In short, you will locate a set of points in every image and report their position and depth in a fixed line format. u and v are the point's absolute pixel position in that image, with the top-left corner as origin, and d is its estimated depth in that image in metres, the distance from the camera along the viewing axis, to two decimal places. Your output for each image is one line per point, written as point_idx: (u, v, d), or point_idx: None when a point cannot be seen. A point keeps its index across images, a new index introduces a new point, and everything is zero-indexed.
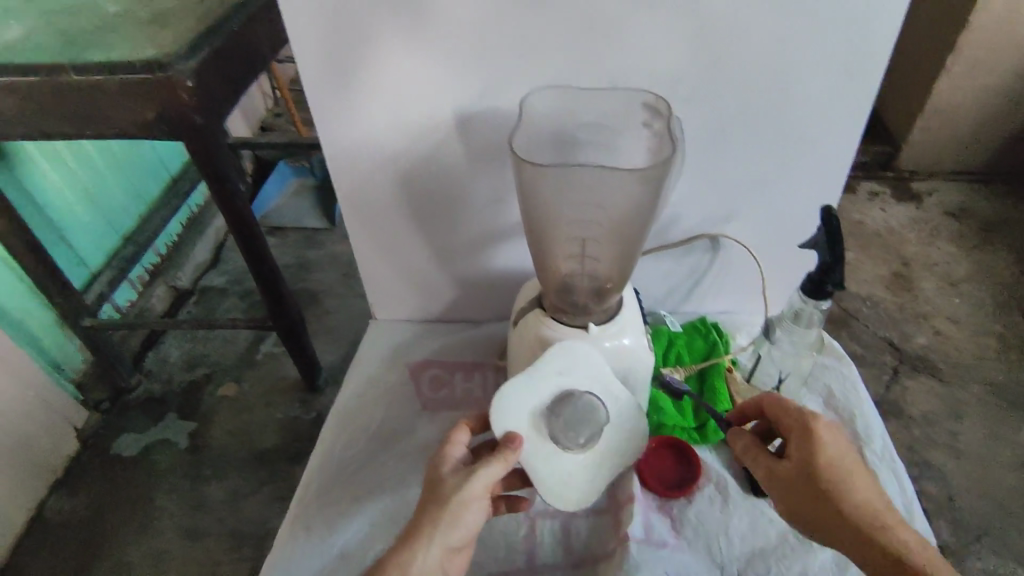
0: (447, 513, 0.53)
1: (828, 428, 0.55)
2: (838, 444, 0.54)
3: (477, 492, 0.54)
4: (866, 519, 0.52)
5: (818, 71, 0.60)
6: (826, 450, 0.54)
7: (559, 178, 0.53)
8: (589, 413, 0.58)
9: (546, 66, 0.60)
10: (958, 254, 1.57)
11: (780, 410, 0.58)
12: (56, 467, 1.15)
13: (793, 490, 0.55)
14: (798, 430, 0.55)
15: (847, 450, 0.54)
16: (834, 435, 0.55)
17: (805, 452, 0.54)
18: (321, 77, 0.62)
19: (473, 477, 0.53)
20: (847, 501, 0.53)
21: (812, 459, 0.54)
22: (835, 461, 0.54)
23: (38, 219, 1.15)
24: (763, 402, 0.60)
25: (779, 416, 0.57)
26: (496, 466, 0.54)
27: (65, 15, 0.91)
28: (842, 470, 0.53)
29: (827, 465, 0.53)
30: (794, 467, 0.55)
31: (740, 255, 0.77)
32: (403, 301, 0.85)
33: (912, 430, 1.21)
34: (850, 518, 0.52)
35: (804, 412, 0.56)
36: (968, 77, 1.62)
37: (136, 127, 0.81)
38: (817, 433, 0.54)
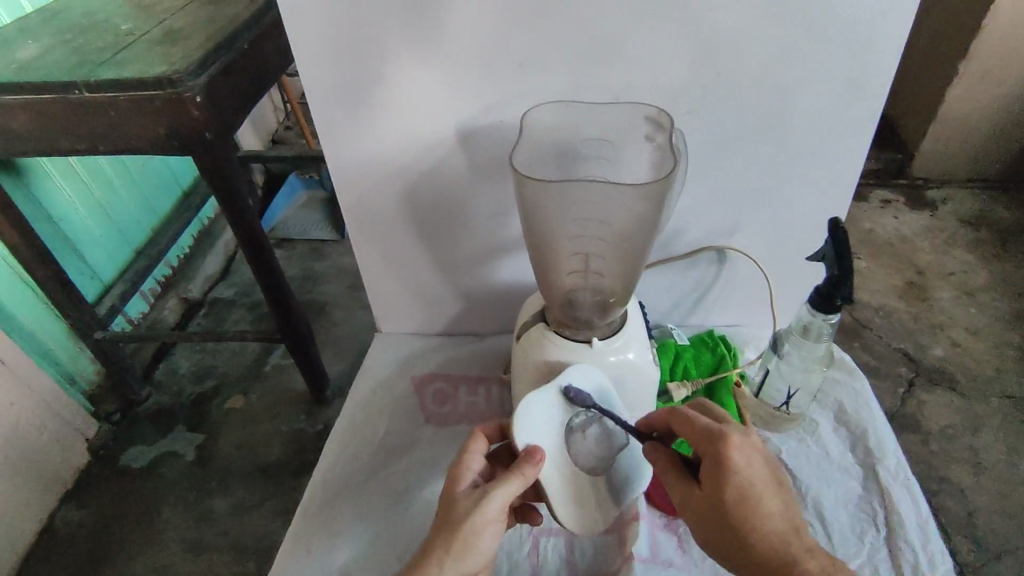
0: (462, 537, 0.52)
1: (741, 451, 0.51)
2: (751, 468, 0.51)
3: (496, 511, 0.53)
4: (775, 546, 0.50)
5: (825, 82, 0.59)
6: (736, 478, 0.50)
7: (561, 193, 0.53)
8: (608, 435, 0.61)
9: (547, 80, 0.60)
10: (974, 263, 1.54)
11: (690, 429, 0.54)
12: (66, 479, 1.16)
13: (702, 517, 0.52)
14: (708, 454, 0.52)
15: (760, 473, 0.51)
16: (746, 459, 0.51)
17: (715, 480, 0.51)
18: (324, 93, 0.63)
19: (489, 497, 0.52)
20: (755, 530, 0.50)
21: (722, 487, 0.51)
22: (746, 489, 0.50)
23: (52, 233, 1.17)
24: (674, 419, 0.55)
25: (689, 435, 0.54)
26: (514, 482, 0.53)
27: (79, 33, 0.93)
28: (752, 496, 0.51)
29: (737, 493, 0.50)
30: (705, 495, 0.52)
31: (747, 268, 0.76)
32: (407, 314, 0.84)
33: (928, 444, 1.18)
34: (759, 547, 0.50)
35: (715, 432, 0.52)
36: (982, 84, 1.60)
37: (145, 142, 0.82)
38: (727, 460, 0.51)
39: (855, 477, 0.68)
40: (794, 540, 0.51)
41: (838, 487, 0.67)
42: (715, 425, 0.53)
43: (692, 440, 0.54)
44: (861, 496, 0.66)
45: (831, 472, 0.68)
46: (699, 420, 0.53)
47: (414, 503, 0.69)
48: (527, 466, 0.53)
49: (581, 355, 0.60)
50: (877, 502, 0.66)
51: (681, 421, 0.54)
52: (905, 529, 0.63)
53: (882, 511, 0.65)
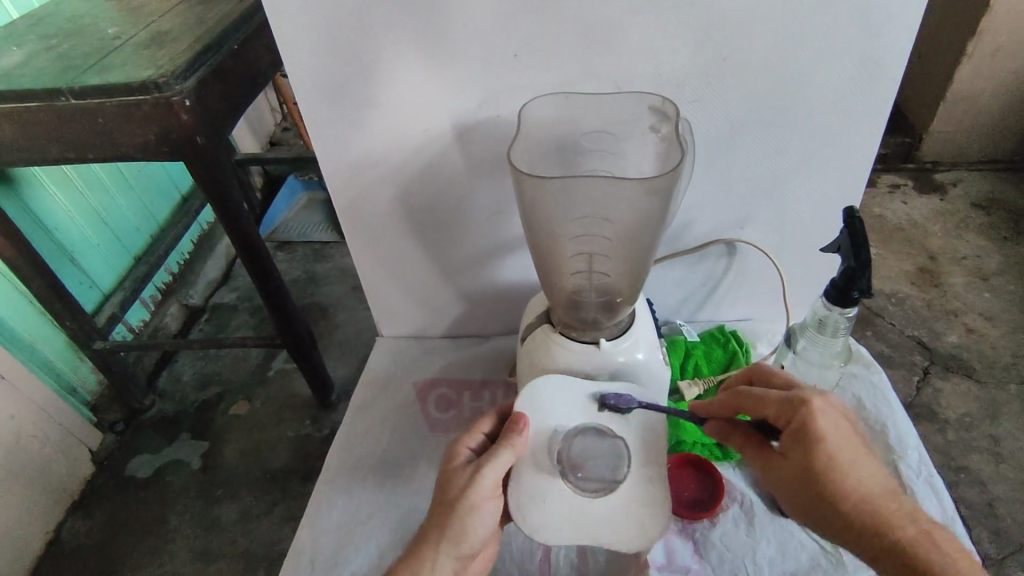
0: (458, 514, 0.52)
1: (824, 414, 0.49)
2: (836, 431, 0.48)
3: (492, 484, 0.52)
4: (874, 509, 0.48)
5: (836, 66, 0.56)
6: (824, 443, 0.48)
7: (562, 190, 0.51)
8: (615, 458, 0.55)
9: (545, 73, 0.58)
10: (987, 247, 1.50)
11: (765, 401, 0.51)
12: (70, 490, 1.15)
13: (795, 488, 0.50)
14: (790, 423, 0.49)
15: (845, 436, 0.49)
16: (833, 423, 0.49)
17: (802, 449, 0.49)
18: (315, 92, 0.60)
19: (482, 470, 0.52)
20: (849, 496, 0.48)
21: (810, 454, 0.48)
22: (834, 452, 0.48)
23: (47, 243, 1.15)
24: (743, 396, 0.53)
25: (764, 408, 0.51)
26: (505, 454, 0.53)
27: (65, 38, 0.91)
28: (842, 460, 0.48)
29: (826, 459, 0.48)
30: (793, 464, 0.50)
31: (758, 260, 0.74)
32: (409, 318, 0.82)
33: (945, 434, 1.16)
34: (855, 512, 0.48)
35: (793, 401, 0.50)
36: (992, 63, 1.56)
37: (136, 148, 0.80)
38: (810, 426, 0.48)
39: None
40: (891, 502, 0.48)
41: None
42: (791, 394, 0.50)
43: (768, 413, 0.51)
44: None
45: None
46: (773, 393, 0.51)
47: (420, 513, 0.67)
48: (516, 437, 0.54)
49: (589, 356, 0.58)
50: None
51: (751, 397, 0.52)
52: None
53: None
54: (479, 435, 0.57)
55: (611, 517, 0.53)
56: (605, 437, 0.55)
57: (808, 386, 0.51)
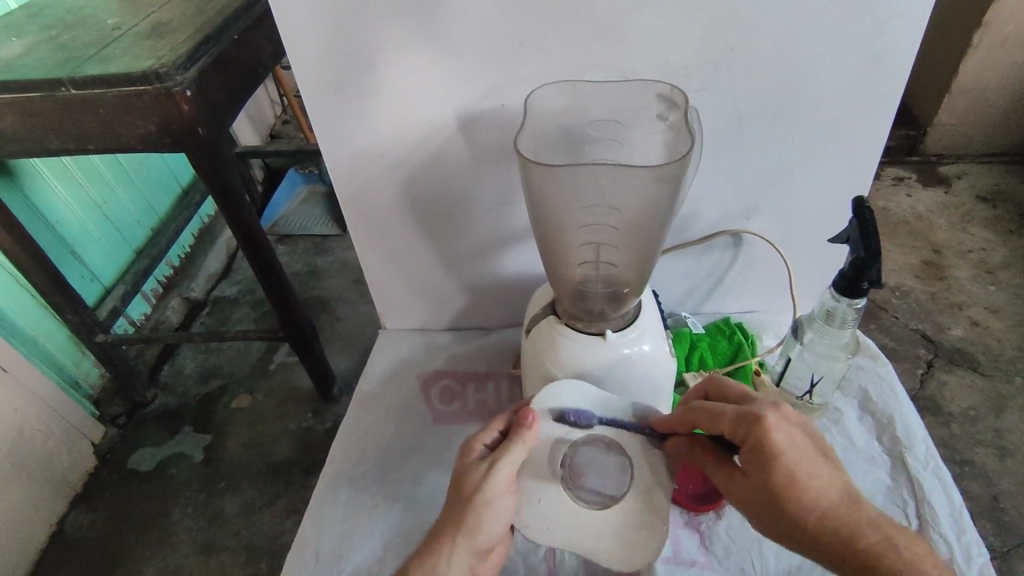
0: (474, 510, 0.52)
1: (779, 429, 0.48)
2: (792, 445, 0.48)
3: (506, 479, 0.52)
4: (835, 521, 0.47)
5: (846, 54, 0.55)
6: (782, 459, 0.47)
7: (569, 179, 0.50)
8: (617, 474, 0.56)
9: (550, 62, 0.57)
10: (991, 240, 1.49)
11: (721, 419, 0.50)
12: (73, 484, 1.15)
13: (755, 506, 0.49)
14: (747, 440, 0.48)
15: (801, 448, 0.48)
16: (787, 436, 0.48)
17: (760, 466, 0.48)
18: (317, 82, 0.60)
19: (496, 465, 0.52)
20: (808, 510, 0.47)
21: (768, 471, 0.47)
22: (793, 468, 0.47)
23: (47, 236, 1.14)
24: (698, 414, 0.52)
25: (721, 426, 0.50)
26: (517, 449, 0.52)
27: (64, 29, 0.90)
28: (800, 476, 0.47)
29: (784, 476, 0.47)
30: (753, 482, 0.49)
31: (765, 252, 0.73)
32: (412, 310, 0.82)
33: (949, 427, 1.15)
34: (819, 526, 0.47)
35: (748, 416, 0.49)
36: (998, 54, 1.55)
37: (137, 139, 0.79)
38: (767, 441, 0.47)
39: (883, 467, 0.65)
40: (852, 512, 0.47)
41: (865, 477, 0.64)
42: (745, 410, 0.49)
43: (725, 430, 0.50)
44: (891, 486, 0.63)
45: (857, 461, 0.65)
46: (728, 410, 0.50)
47: (425, 505, 0.67)
48: (527, 432, 0.53)
49: (595, 348, 0.57)
50: (907, 493, 0.63)
51: (707, 414, 0.51)
52: (938, 521, 0.60)
53: (913, 503, 0.62)
54: (495, 434, 0.56)
55: (602, 528, 0.55)
56: (614, 453, 0.56)
57: (763, 400, 0.51)
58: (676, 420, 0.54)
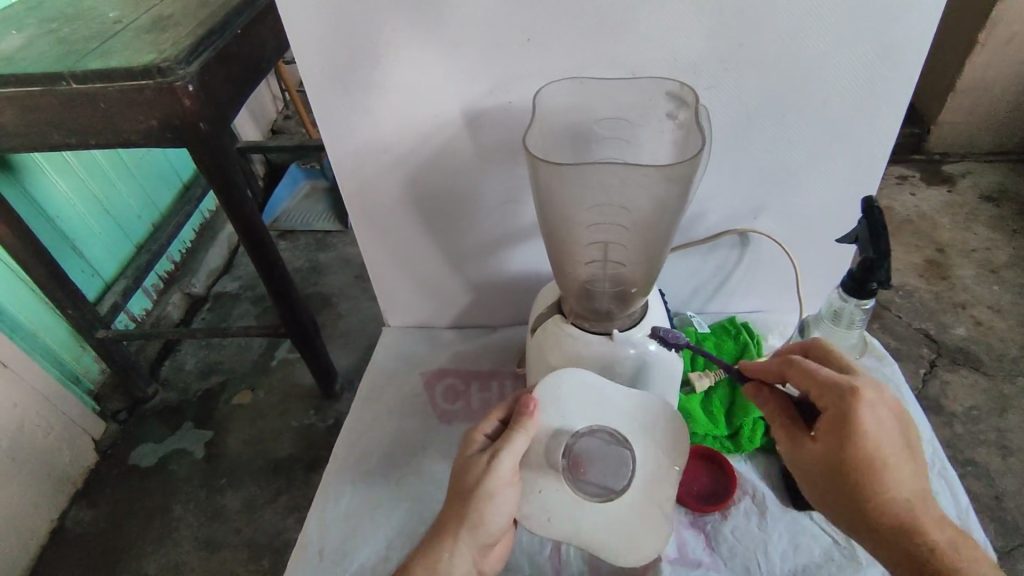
0: (475, 503, 0.51)
1: (873, 408, 0.47)
2: (880, 427, 0.47)
3: (508, 470, 0.52)
4: (898, 513, 0.47)
5: (858, 52, 0.55)
6: (865, 436, 0.46)
7: (577, 177, 0.50)
8: (620, 468, 0.55)
9: (558, 59, 0.56)
10: (995, 239, 1.49)
11: (811, 378, 0.49)
12: (73, 479, 1.14)
13: (817, 472, 0.49)
14: (834, 408, 0.48)
15: (888, 433, 0.47)
16: (877, 417, 0.47)
17: (839, 437, 0.47)
18: (322, 78, 0.59)
19: (498, 455, 0.52)
20: (875, 493, 0.47)
21: (847, 443, 0.47)
22: (874, 448, 0.47)
23: (48, 231, 1.14)
24: (789, 369, 0.51)
25: (812, 387, 0.49)
26: (519, 438, 0.52)
27: (65, 22, 0.89)
28: (879, 458, 0.47)
29: (863, 454, 0.46)
30: (822, 450, 0.49)
31: (771, 251, 0.73)
32: (416, 308, 0.82)
33: (952, 427, 1.15)
34: (878, 511, 0.47)
35: (843, 386, 0.47)
36: (1004, 52, 1.54)
37: (138, 134, 0.78)
38: (856, 416, 0.46)
39: None
40: (920, 509, 0.47)
41: None
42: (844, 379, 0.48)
43: (815, 393, 0.49)
44: None
45: None
46: (823, 372, 0.49)
47: (428, 503, 0.67)
48: (529, 420, 0.53)
49: (601, 347, 0.57)
50: None
51: (802, 372, 0.50)
52: None
53: None
54: (495, 425, 0.56)
55: (603, 524, 0.54)
56: (616, 447, 0.56)
57: (867, 374, 0.49)
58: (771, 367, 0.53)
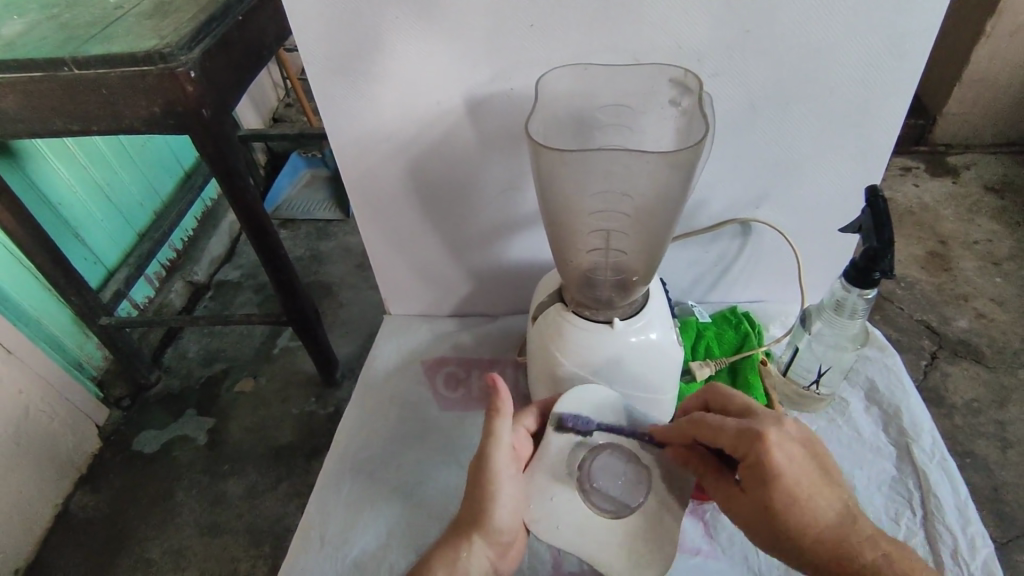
0: (483, 493, 0.52)
1: (778, 448, 0.48)
2: (792, 463, 0.48)
3: (504, 467, 0.52)
4: (837, 542, 0.47)
5: (865, 39, 0.54)
6: (781, 477, 0.47)
7: (580, 164, 0.49)
8: (633, 486, 0.55)
9: (562, 45, 0.56)
10: (998, 231, 1.48)
11: (720, 433, 0.51)
12: (78, 465, 1.15)
13: (753, 521, 0.50)
14: (747, 455, 0.49)
15: (801, 467, 0.48)
16: (786, 454, 0.48)
17: (759, 481, 0.48)
18: (323, 63, 0.59)
19: (489, 445, 0.52)
20: (807, 529, 0.47)
21: (768, 489, 0.48)
22: (791, 488, 0.47)
23: (49, 218, 1.13)
24: (697, 429, 0.53)
25: (721, 440, 0.51)
26: (499, 423, 0.52)
27: (67, 8, 0.89)
28: (798, 495, 0.48)
29: (783, 493, 0.48)
30: (750, 499, 0.50)
31: (773, 240, 0.72)
32: (417, 296, 0.82)
33: (952, 419, 1.15)
34: (816, 543, 0.47)
35: (748, 433, 0.49)
36: (1011, 43, 1.52)
37: (140, 120, 0.78)
38: (767, 459, 0.48)
39: (888, 457, 0.65)
40: (853, 531, 0.48)
41: (870, 467, 0.64)
42: (747, 425, 0.50)
43: (726, 445, 0.51)
44: (896, 476, 0.63)
45: (864, 452, 0.65)
46: (727, 424, 0.50)
47: (428, 490, 0.67)
48: (504, 404, 0.52)
49: (601, 337, 0.57)
50: (912, 483, 0.63)
51: (708, 427, 0.52)
52: (943, 512, 0.60)
53: (918, 493, 0.62)
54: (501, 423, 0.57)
55: (612, 536, 0.53)
56: (630, 465, 0.56)
57: (766, 414, 0.51)
58: (678, 429, 0.55)
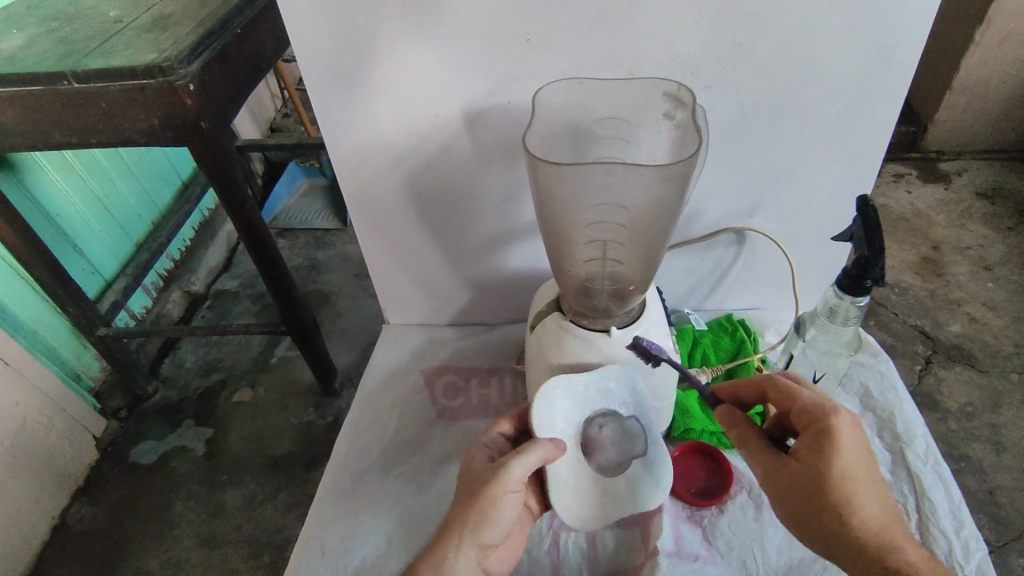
0: (479, 507, 0.52)
1: (851, 425, 0.49)
2: (857, 444, 0.49)
3: (512, 489, 0.53)
4: (876, 536, 0.46)
5: (853, 52, 0.56)
6: (843, 452, 0.48)
7: (577, 177, 0.50)
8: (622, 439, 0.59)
9: (558, 60, 0.57)
10: (990, 237, 1.50)
11: (797, 397, 0.52)
12: (75, 476, 1.15)
13: (795, 491, 0.50)
14: (812, 424, 0.50)
15: (864, 452, 0.49)
16: (855, 434, 0.49)
17: (819, 446, 0.49)
18: (322, 78, 0.60)
19: (508, 468, 0.52)
20: (851, 507, 0.47)
21: (823, 460, 0.48)
22: (850, 463, 0.48)
23: (46, 229, 1.14)
24: (773, 390, 0.55)
25: (793, 404, 0.52)
26: (534, 453, 0.53)
27: (67, 21, 0.90)
28: (850, 478, 0.47)
29: (838, 470, 0.47)
30: (798, 464, 0.50)
31: (768, 248, 0.73)
32: (416, 306, 0.82)
33: (947, 423, 1.16)
34: (854, 524, 0.47)
35: (825, 403, 0.50)
36: (1000, 51, 1.55)
37: (139, 133, 0.79)
38: (834, 433, 0.48)
39: (883, 462, 0.66)
40: (892, 530, 0.47)
41: None
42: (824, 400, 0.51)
43: (796, 410, 0.52)
44: (891, 482, 0.64)
45: None
46: (806, 392, 0.52)
47: (427, 498, 0.68)
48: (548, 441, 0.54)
49: (596, 342, 0.59)
50: (907, 488, 0.63)
51: (786, 390, 0.53)
52: (937, 517, 0.61)
53: (913, 498, 0.63)
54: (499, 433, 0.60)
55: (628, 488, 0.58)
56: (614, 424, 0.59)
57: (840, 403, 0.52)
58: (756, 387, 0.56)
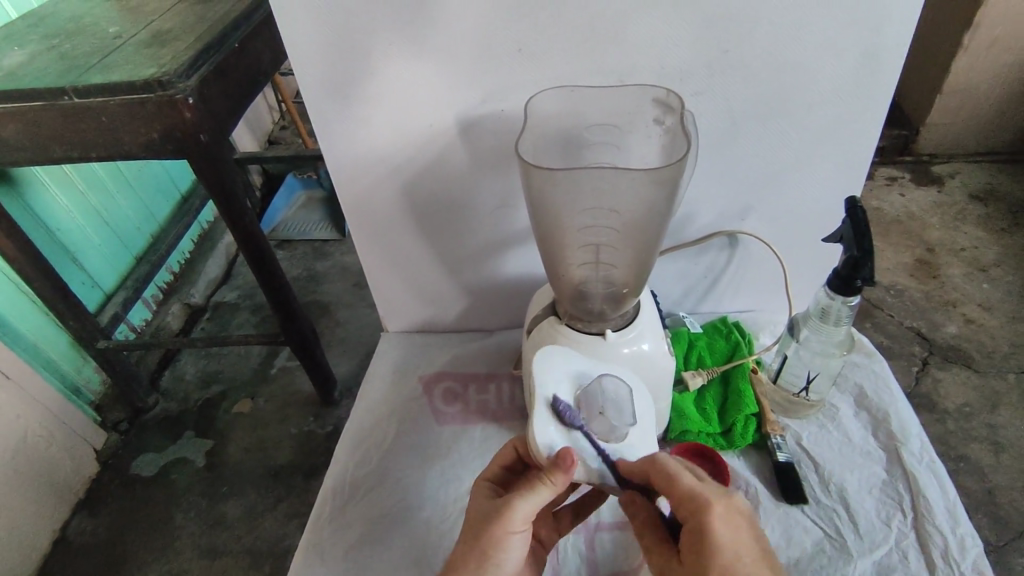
0: (483, 547, 0.50)
1: (723, 521, 0.46)
2: (734, 538, 0.46)
3: (514, 529, 0.50)
4: None
5: (836, 56, 0.57)
6: (719, 554, 0.45)
7: (569, 183, 0.51)
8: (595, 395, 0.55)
9: (550, 70, 0.58)
10: (984, 238, 1.51)
11: (671, 487, 0.49)
12: (75, 489, 1.15)
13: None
14: (687, 521, 0.47)
15: (745, 545, 0.46)
16: (730, 526, 0.46)
17: (698, 554, 0.46)
18: (317, 90, 0.61)
19: (511, 508, 0.50)
20: None
21: (701, 566, 0.45)
22: (729, 566, 0.45)
23: (48, 244, 1.15)
24: (653, 471, 0.50)
25: (669, 496, 0.49)
26: (543, 492, 0.50)
27: (67, 38, 0.91)
28: (735, 575, 0.45)
29: (720, 571, 0.45)
30: (685, 572, 0.48)
31: (760, 251, 0.74)
32: (414, 313, 0.83)
33: (945, 424, 1.17)
34: None
35: (695, 500, 0.47)
36: (988, 55, 1.57)
37: (139, 146, 0.80)
38: (708, 532, 0.46)
39: (879, 461, 0.66)
40: None
41: (861, 472, 0.65)
42: (696, 488, 0.48)
43: (672, 501, 0.49)
44: (886, 480, 0.64)
45: (853, 458, 0.67)
46: (682, 478, 0.48)
47: (427, 503, 0.68)
48: (558, 477, 0.50)
49: (592, 346, 0.59)
50: (902, 486, 0.64)
51: (663, 476, 0.49)
52: (933, 514, 0.61)
53: (908, 495, 0.63)
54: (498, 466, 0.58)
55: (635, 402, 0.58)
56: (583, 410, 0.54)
57: (716, 486, 0.49)
58: (637, 468, 0.52)
